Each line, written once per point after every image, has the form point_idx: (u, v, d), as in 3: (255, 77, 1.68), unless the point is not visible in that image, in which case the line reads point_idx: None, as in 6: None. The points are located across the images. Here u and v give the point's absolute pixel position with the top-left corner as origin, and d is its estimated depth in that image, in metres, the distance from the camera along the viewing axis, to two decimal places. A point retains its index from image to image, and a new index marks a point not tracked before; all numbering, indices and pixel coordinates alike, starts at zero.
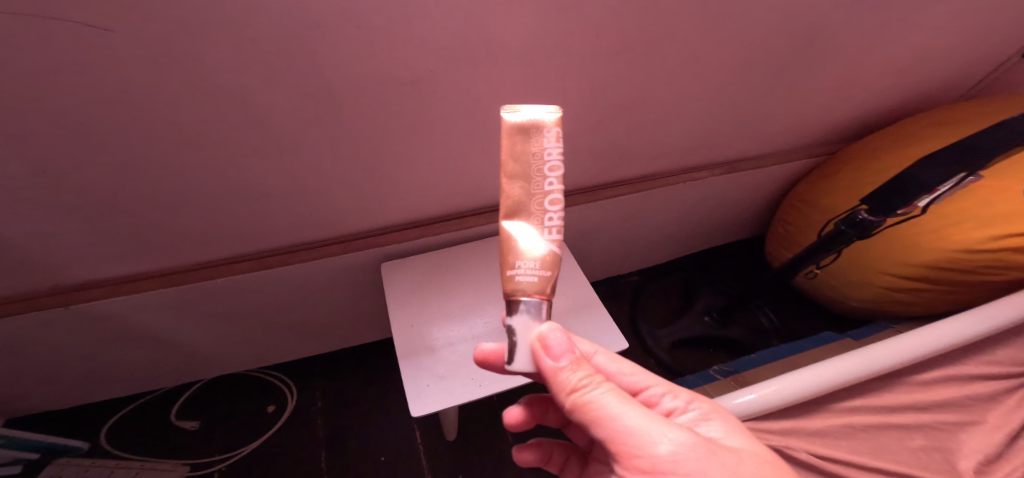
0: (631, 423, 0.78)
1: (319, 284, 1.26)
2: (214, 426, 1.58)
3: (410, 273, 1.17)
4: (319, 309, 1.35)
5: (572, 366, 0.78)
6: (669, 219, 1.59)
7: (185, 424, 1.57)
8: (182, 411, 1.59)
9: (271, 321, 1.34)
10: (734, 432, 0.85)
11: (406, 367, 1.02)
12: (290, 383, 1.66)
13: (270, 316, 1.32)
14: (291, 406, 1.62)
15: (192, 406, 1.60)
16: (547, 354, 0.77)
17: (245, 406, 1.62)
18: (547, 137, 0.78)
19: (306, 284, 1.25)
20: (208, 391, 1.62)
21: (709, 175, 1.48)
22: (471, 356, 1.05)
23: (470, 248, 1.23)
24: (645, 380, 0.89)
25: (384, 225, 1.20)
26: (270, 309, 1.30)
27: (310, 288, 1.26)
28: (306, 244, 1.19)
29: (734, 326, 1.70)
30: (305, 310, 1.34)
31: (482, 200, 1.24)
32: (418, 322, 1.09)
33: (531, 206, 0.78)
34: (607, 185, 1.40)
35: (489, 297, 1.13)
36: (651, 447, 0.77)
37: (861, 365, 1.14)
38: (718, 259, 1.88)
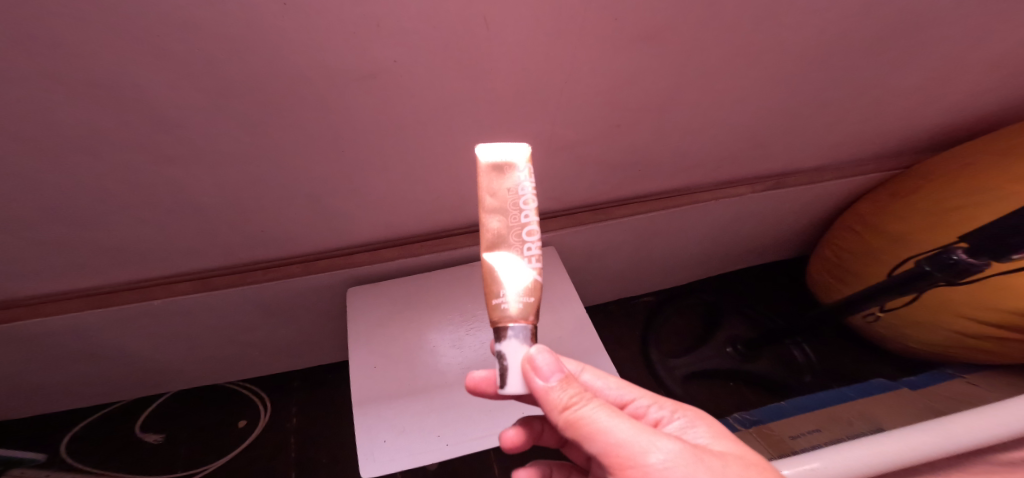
0: (622, 434, 0.65)
1: (281, 306, 1.09)
2: (181, 441, 1.44)
3: (377, 302, 0.98)
4: (284, 330, 1.18)
5: (562, 382, 0.65)
6: (694, 240, 1.37)
7: (150, 437, 1.43)
8: (148, 423, 1.45)
9: (232, 340, 1.18)
10: (725, 434, 0.72)
11: (360, 417, 0.84)
12: (264, 397, 1.52)
13: (230, 336, 1.16)
14: (263, 422, 1.48)
15: (160, 418, 1.47)
16: (535, 372, 0.65)
17: (216, 421, 1.47)
18: (522, 174, 0.70)
19: (265, 306, 1.08)
20: (177, 403, 1.49)
21: (745, 190, 1.24)
22: (441, 406, 0.86)
23: (451, 273, 1.03)
24: (628, 389, 0.76)
25: (351, 241, 1.02)
26: (229, 329, 1.13)
27: (271, 309, 1.09)
28: (260, 263, 1.01)
29: (759, 360, 1.48)
30: (269, 331, 1.17)
31: (469, 216, 1.04)
32: (381, 361, 0.90)
33: (511, 230, 0.69)
34: (622, 201, 1.19)
35: (468, 337, 0.94)
36: (646, 461, 0.64)
37: (937, 442, 0.84)
38: (749, 281, 1.64)
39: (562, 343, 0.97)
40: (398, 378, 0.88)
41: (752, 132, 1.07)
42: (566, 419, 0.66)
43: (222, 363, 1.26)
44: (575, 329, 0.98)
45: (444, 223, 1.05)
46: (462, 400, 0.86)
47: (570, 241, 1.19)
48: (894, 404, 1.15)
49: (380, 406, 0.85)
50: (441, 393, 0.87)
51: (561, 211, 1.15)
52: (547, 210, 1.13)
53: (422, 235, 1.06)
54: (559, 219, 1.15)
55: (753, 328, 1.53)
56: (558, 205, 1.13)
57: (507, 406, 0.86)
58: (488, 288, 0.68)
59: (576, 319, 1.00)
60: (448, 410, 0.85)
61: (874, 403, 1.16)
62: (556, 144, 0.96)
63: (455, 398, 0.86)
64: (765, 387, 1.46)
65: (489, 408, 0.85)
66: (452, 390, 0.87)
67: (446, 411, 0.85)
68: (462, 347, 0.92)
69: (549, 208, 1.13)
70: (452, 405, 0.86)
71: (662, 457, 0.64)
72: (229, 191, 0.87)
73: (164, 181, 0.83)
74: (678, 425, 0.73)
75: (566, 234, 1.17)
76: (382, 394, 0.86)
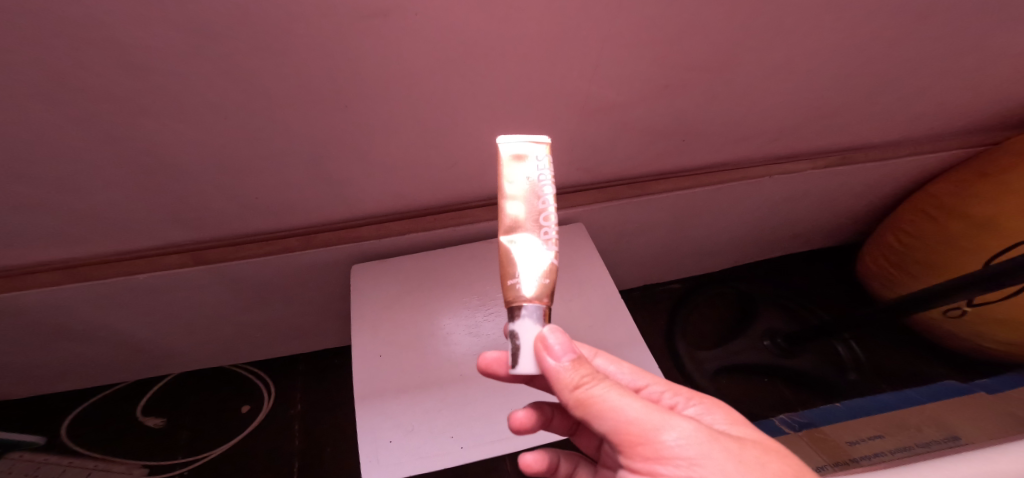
0: (634, 411, 0.56)
1: (282, 284, 0.99)
2: (186, 426, 1.35)
3: (384, 281, 0.87)
4: (286, 310, 1.09)
5: (573, 360, 0.55)
6: (739, 222, 1.23)
7: (152, 422, 1.35)
8: (151, 406, 1.37)
9: (232, 321, 1.08)
10: (744, 421, 0.63)
11: (363, 414, 0.73)
12: (270, 382, 1.43)
13: (229, 316, 1.06)
14: (268, 408, 1.39)
15: (163, 402, 1.38)
16: (547, 351, 0.55)
17: (223, 405, 1.39)
18: (540, 160, 0.58)
19: (265, 283, 0.98)
20: (182, 387, 1.41)
21: (801, 167, 1.10)
22: (455, 401, 0.75)
23: (466, 250, 0.91)
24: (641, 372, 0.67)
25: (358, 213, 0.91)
26: (227, 308, 1.03)
27: (271, 287, 0.99)
28: (257, 235, 0.91)
29: (800, 354, 1.33)
30: (272, 311, 1.08)
31: (489, 187, 0.93)
32: (389, 350, 0.79)
33: (526, 216, 0.57)
34: (662, 175, 1.06)
35: (486, 325, 0.82)
36: (659, 441, 0.55)
37: None
38: (788, 269, 1.50)
39: (591, 334, 0.84)
40: (406, 370, 0.77)
41: (819, 97, 0.93)
42: (573, 398, 0.57)
43: (223, 345, 1.17)
44: (606, 318, 0.86)
45: (460, 195, 0.93)
46: (479, 398, 0.75)
47: (603, 219, 1.06)
48: (969, 409, 1.01)
49: (385, 401, 0.74)
50: (455, 389, 0.75)
51: (592, 185, 1.03)
52: (577, 183, 1.01)
53: (436, 208, 0.95)
54: (590, 194, 1.03)
55: (794, 321, 1.38)
56: (589, 178, 1.01)
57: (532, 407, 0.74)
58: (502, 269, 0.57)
59: (608, 307, 0.87)
60: (463, 409, 0.74)
61: (943, 408, 1.03)
62: (593, 107, 0.84)
63: (472, 395, 0.75)
64: (806, 383, 1.31)
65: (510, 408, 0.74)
66: (467, 386, 0.76)
67: (461, 409, 0.74)
68: (479, 337, 0.81)
69: (579, 181, 1.01)
70: (467, 403, 0.74)
71: (678, 436, 0.55)
72: (220, 150, 0.76)
73: (143, 137, 0.72)
74: (693, 410, 0.64)
75: (599, 211, 1.04)
76: (388, 388, 0.75)
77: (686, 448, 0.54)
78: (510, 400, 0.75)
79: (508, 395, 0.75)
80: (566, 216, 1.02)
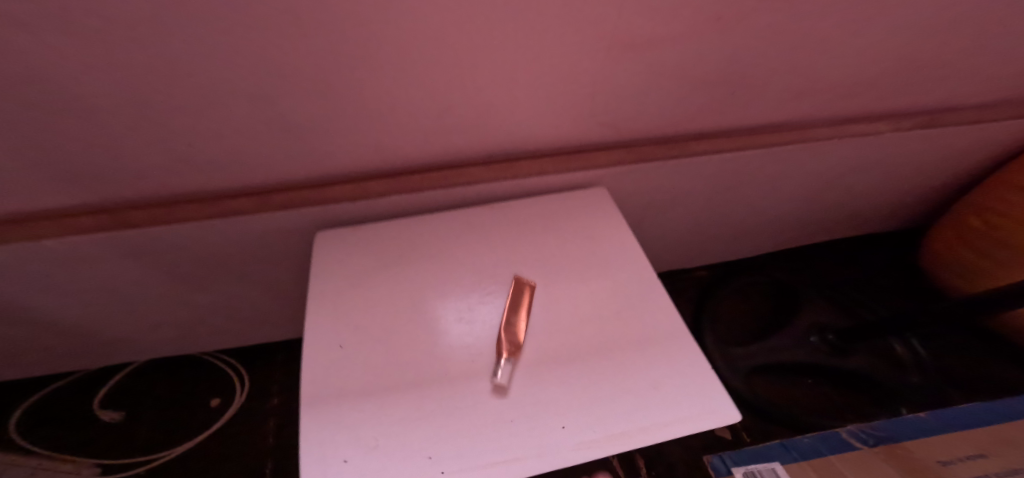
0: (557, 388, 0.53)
1: (241, 255, 0.82)
2: (147, 423, 1.19)
3: (354, 250, 0.67)
4: (249, 289, 0.92)
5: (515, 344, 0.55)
6: (790, 196, 1.04)
7: (109, 417, 1.19)
8: (107, 400, 1.21)
9: (186, 300, 0.91)
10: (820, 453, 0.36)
11: (307, 431, 0.50)
12: (244, 375, 1.27)
13: (182, 293, 0.89)
14: (237, 403, 1.23)
15: (124, 396, 1.22)
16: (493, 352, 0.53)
17: (190, 401, 1.23)
18: None
19: (219, 254, 0.81)
20: (145, 380, 1.24)
21: (873, 130, 0.91)
22: (441, 406, 0.51)
23: (461, 214, 0.73)
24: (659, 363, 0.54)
25: (330, 169, 0.74)
26: (178, 281, 0.86)
27: (227, 259, 0.82)
28: (199, 195, 0.73)
29: (854, 353, 1.11)
30: (234, 289, 0.91)
31: (494, 139, 0.76)
32: (350, 340, 0.57)
33: None
34: (704, 134, 0.87)
35: (485, 309, 0.60)
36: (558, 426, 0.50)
37: None
38: (834, 257, 1.29)
39: (626, 316, 0.59)
40: (371, 368, 0.54)
41: (917, 34, 0.74)
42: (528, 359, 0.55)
43: (179, 329, 1.00)
44: (645, 294, 0.61)
45: (458, 149, 0.76)
46: (472, 410, 0.51)
47: (631, 186, 0.88)
48: None
49: (339, 413, 0.51)
50: (439, 396, 0.52)
51: (618, 143, 0.85)
52: (599, 141, 0.83)
53: (426, 166, 0.77)
54: (616, 155, 0.84)
55: (846, 314, 1.17)
56: (615, 135, 0.82)
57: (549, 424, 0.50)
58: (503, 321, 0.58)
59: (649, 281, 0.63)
60: (448, 425, 0.50)
61: None
62: (633, 37, 0.66)
63: (462, 405, 0.52)
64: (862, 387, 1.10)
65: (518, 425, 0.50)
66: (456, 391, 0.53)
67: (447, 425, 0.50)
68: (474, 325, 0.59)
69: (602, 138, 0.83)
70: (455, 417, 0.51)
71: (575, 427, 0.50)
72: (138, 78, 0.57)
73: (10, 53, 0.52)
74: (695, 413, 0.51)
75: (628, 176, 0.85)
76: (344, 393, 0.52)
77: (583, 435, 0.49)
78: (518, 413, 0.51)
79: (514, 405, 0.51)
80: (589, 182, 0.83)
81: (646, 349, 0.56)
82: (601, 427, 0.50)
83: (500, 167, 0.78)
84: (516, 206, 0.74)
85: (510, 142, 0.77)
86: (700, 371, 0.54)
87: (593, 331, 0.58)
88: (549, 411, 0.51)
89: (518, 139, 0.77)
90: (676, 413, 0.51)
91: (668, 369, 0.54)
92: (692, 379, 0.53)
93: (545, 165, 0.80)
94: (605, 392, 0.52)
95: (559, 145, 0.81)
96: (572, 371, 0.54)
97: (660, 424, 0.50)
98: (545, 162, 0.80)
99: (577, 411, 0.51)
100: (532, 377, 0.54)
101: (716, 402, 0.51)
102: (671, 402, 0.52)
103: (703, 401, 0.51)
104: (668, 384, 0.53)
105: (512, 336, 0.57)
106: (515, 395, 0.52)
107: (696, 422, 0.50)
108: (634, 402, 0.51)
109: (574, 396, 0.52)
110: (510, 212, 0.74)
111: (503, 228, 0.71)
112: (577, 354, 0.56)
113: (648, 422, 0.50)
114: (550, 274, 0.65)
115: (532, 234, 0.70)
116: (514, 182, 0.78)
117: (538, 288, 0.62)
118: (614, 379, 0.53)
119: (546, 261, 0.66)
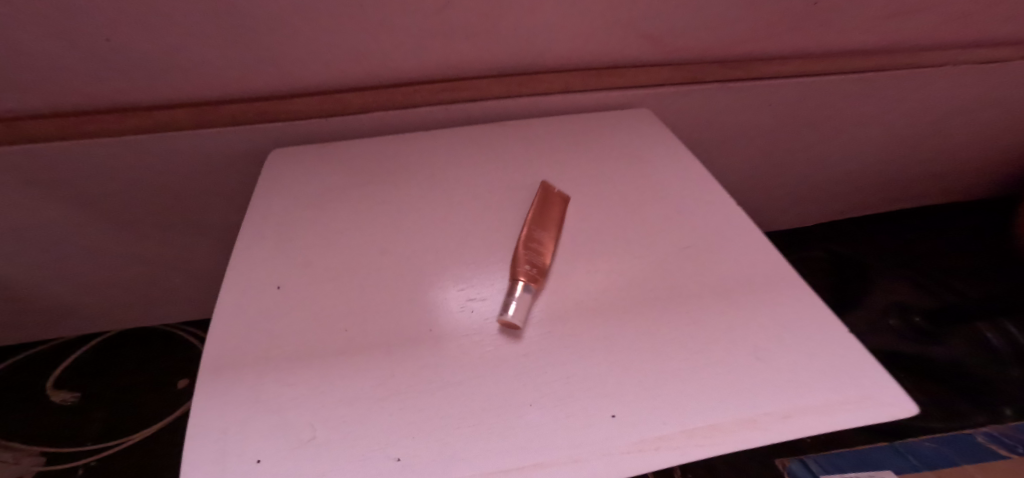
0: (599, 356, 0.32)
1: (183, 197, 0.59)
2: (88, 409, 0.76)
3: (313, 169, 0.45)
4: (159, 261, 0.69)
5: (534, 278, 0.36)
6: (900, 147, 0.82)
7: (61, 398, 0.77)
8: (70, 374, 0.80)
9: (127, 262, 0.68)
10: None
11: (206, 413, 0.29)
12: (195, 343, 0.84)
13: (118, 251, 0.65)
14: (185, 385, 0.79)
15: (74, 373, 0.80)
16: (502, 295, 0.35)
17: (137, 381, 0.79)
18: None
19: (153, 193, 0.57)
20: (92, 353, 0.82)
21: (1001, 59, 0.69)
22: (431, 378, 0.31)
23: (465, 130, 0.50)
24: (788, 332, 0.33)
25: (249, 88, 0.49)
26: (107, 233, 0.62)
27: (165, 202, 0.59)
28: (110, 104, 0.48)
29: (950, 340, 0.80)
30: (183, 248, 0.67)
31: (495, 49, 0.52)
32: (293, 275, 0.36)
33: None
34: (822, 51, 0.64)
35: (504, 243, 0.39)
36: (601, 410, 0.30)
37: None
38: (937, 223, 0.96)
39: (709, 254, 0.39)
40: (320, 316, 0.34)
41: None
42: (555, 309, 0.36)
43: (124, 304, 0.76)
44: (734, 227, 0.41)
45: (487, 54, 0.52)
46: (482, 386, 0.31)
47: (704, 114, 0.66)
48: None
49: (265, 385, 0.30)
50: (426, 361, 0.32)
51: (709, 59, 0.61)
52: (686, 54, 0.59)
53: (436, 78, 0.54)
54: (702, 69, 0.60)
55: (942, 292, 0.85)
56: (707, 43, 0.59)
57: (607, 410, 0.30)
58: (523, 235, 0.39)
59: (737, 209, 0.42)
60: (442, 410, 0.30)
61: None
62: None
63: (463, 377, 0.31)
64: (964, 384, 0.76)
65: (557, 412, 0.30)
66: (454, 354, 0.33)
67: (439, 410, 0.30)
68: (486, 264, 0.38)
69: (690, 47, 0.59)
70: (454, 396, 0.31)
71: (628, 413, 0.30)
72: None
73: None
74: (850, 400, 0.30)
75: (701, 101, 0.64)
76: (273, 353, 0.32)
77: (638, 425, 0.30)
78: (555, 392, 0.31)
79: (549, 380, 0.31)
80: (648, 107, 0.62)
81: (747, 299, 0.36)
82: (694, 417, 0.30)
83: (516, 80, 0.55)
84: (538, 124, 0.52)
85: (562, 45, 0.54)
86: (841, 335, 0.34)
87: (664, 275, 0.37)
88: (605, 391, 0.31)
89: (571, 41, 0.54)
90: (818, 397, 0.30)
91: (791, 328, 0.34)
92: (833, 348, 0.33)
93: (574, 80, 0.57)
94: (695, 362, 0.32)
95: (626, 56, 0.57)
96: (638, 331, 0.34)
97: (794, 414, 0.30)
98: (573, 76, 0.57)
99: (653, 392, 0.31)
100: (576, 339, 0.33)
101: (886, 381, 0.31)
102: (810, 381, 0.31)
103: (859, 379, 0.31)
104: (793, 352, 0.32)
105: (536, 256, 0.37)
106: (550, 364, 0.32)
107: (858, 413, 0.30)
108: (746, 378, 0.31)
109: (645, 369, 0.32)
110: (539, 132, 0.51)
111: (528, 143, 0.49)
112: (641, 307, 0.35)
113: (774, 411, 0.30)
114: (597, 212, 0.42)
115: (564, 153, 0.48)
116: (529, 102, 0.56)
117: (578, 214, 0.42)
118: (705, 343, 0.33)
119: (586, 184, 0.45)
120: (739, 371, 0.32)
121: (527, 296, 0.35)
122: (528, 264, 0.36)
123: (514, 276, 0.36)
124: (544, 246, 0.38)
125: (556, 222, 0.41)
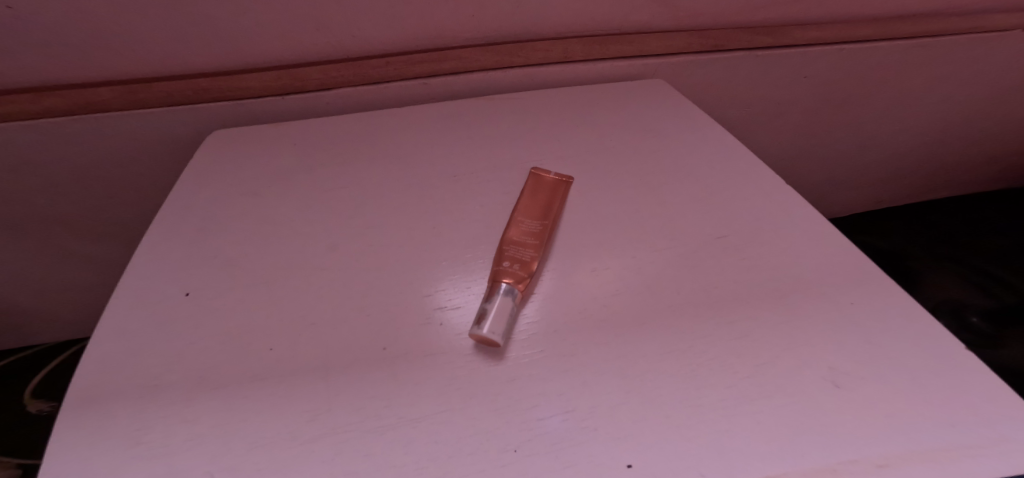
0: (622, 376, 0.24)
1: (125, 194, 0.48)
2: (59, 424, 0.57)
3: (260, 152, 0.37)
4: (77, 280, 0.58)
5: (524, 276, 0.28)
6: (978, 127, 0.69)
7: (37, 409, 0.58)
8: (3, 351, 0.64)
9: (66, 277, 0.57)
10: None
11: (66, 465, 0.21)
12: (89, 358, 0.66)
13: (61, 261, 0.55)
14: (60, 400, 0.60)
15: (45, 380, 0.62)
16: (486, 294, 0.27)
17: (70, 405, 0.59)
18: None
19: (86, 189, 0.47)
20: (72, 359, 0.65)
21: None
22: (407, 390, 0.24)
23: (449, 104, 0.42)
24: (875, 355, 0.25)
25: (148, 60, 0.39)
26: (44, 238, 0.52)
27: (103, 200, 0.49)
28: (18, 81, 0.38)
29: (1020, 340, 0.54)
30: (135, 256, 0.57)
31: (459, 7, 0.41)
32: (213, 279, 0.28)
33: None
34: (909, 11, 0.51)
35: (490, 234, 0.31)
36: (619, 439, 0.22)
37: None
38: (1011, 211, 0.71)
39: (748, 249, 0.30)
40: (240, 329, 0.26)
41: None
42: (562, 314, 0.27)
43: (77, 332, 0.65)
44: (784, 216, 0.32)
45: (487, 15, 0.42)
46: (450, 424, 0.23)
47: (754, 90, 0.54)
48: None
49: (155, 425, 0.23)
50: (375, 390, 0.24)
51: (766, 22, 0.49)
52: (738, 16, 0.48)
53: (410, 46, 0.43)
54: (726, 35, 0.48)
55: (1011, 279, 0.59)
56: (769, 2, 0.47)
57: (622, 457, 0.22)
58: (507, 229, 0.31)
59: (785, 192, 0.34)
60: (396, 458, 0.22)
61: None
62: None
63: (425, 412, 0.23)
64: None
65: (555, 463, 0.22)
66: (416, 379, 0.24)
67: (393, 456, 0.22)
68: (464, 262, 0.30)
69: (746, 6, 0.47)
70: (412, 439, 0.22)
71: (658, 447, 0.22)
72: None
73: None
74: (963, 432, 0.22)
75: (752, 74, 0.52)
76: (172, 379, 0.24)
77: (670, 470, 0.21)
78: (548, 433, 0.23)
79: (541, 417, 0.23)
80: (678, 81, 0.50)
81: (799, 304, 0.27)
82: (744, 468, 0.21)
83: (505, 49, 0.44)
84: (534, 98, 0.43)
85: (581, 4, 0.43)
86: (939, 357, 0.25)
87: (690, 276, 0.29)
88: (617, 430, 0.23)
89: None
90: (915, 438, 0.22)
91: (875, 344, 0.26)
92: (917, 366, 0.25)
93: (574, 47, 0.46)
94: (743, 392, 0.24)
95: (664, 17, 0.46)
96: (661, 348, 0.26)
97: (891, 463, 0.22)
98: (573, 43, 0.46)
99: (688, 434, 0.22)
100: (577, 359, 0.25)
101: (1005, 410, 0.23)
102: (904, 414, 0.23)
103: (970, 411, 0.23)
104: (872, 380, 0.24)
105: (521, 251, 0.29)
106: (541, 393, 0.24)
107: (981, 460, 0.22)
108: (815, 413, 0.23)
109: (674, 400, 0.24)
110: (540, 106, 0.42)
111: (526, 118, 0.41)
112: (663, 318, 0.27)
113: (863, 458, 0.22)
114: (603, 206, 0.33)
115: (568, 129, 0.40)
116: (520, 74, 0.46)
117: (581, 196, 0.34)
118: (750, 366, 0.25)
119: (590, 161, 0.37)
120: (803, 401, 0.23)
121: (509, 299, 0.26)
122: (511, 262, 0.28)
123: (496, 279, 0.27)
124: (533, 239, 0.30)
125: (549, 207, 0.32)
